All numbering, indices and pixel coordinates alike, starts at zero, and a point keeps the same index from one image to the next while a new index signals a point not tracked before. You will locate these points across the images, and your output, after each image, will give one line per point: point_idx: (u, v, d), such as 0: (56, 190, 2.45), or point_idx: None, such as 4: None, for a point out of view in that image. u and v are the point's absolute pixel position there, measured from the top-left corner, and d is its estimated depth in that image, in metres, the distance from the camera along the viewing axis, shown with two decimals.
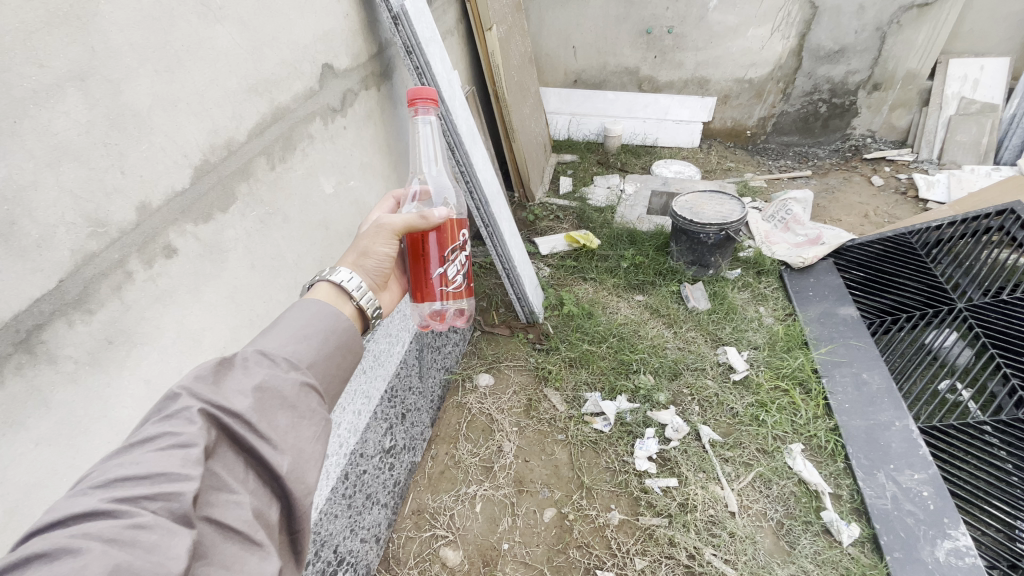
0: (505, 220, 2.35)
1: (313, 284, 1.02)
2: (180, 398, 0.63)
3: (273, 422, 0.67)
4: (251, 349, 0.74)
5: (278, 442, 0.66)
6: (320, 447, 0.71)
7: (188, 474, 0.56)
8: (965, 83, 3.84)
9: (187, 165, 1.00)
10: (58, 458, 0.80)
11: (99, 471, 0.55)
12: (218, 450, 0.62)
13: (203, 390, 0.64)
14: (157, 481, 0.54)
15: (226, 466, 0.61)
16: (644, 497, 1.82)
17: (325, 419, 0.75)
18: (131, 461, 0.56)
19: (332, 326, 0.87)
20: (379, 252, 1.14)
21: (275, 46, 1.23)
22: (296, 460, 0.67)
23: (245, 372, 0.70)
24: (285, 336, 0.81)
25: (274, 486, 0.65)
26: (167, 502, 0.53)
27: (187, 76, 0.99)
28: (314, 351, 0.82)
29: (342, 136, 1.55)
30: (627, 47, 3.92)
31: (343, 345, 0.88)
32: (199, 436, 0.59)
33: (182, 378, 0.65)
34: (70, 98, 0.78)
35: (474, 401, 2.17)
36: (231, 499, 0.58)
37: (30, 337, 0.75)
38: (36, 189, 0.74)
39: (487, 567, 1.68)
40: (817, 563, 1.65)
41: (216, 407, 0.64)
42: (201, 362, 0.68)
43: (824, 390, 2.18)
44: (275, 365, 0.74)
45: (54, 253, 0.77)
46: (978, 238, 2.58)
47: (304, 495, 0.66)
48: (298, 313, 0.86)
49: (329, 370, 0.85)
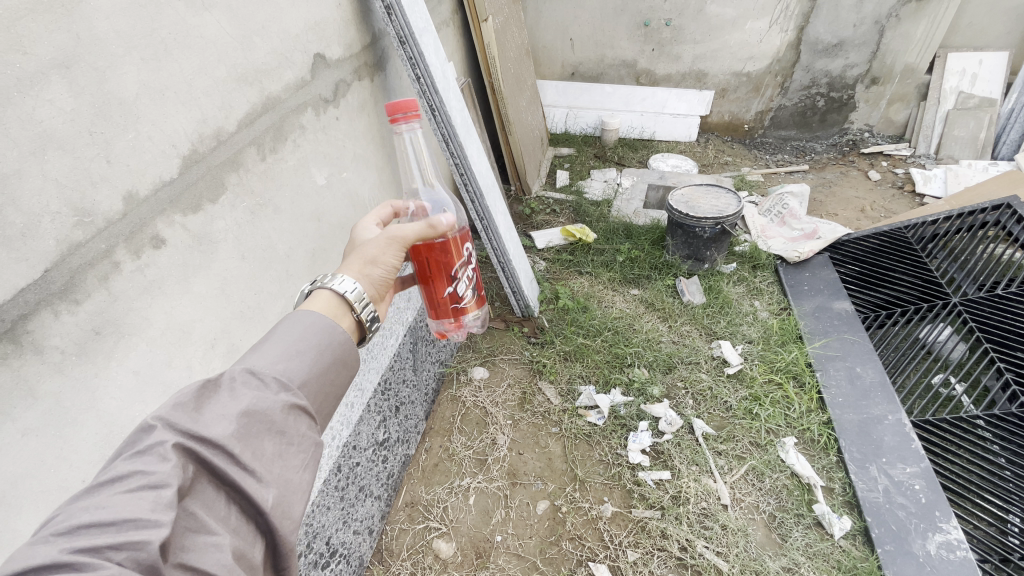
0: (500, 215, 2.33)
1: (315, 291, 0.98)
2: (155, 431, 0.61)
3: (256, 452, 0.66)
4: (237, 370, 0.72)
5: (262, 474, 0.65)
6: (307, 475, 0.70)
7: (159, 520, 0.54)
8: (963, 78, 3.83)
9: (175, 155, 0.99)
10: (45, 450, 0.80)
11: (64, 516, 0.53)
12: (197, 487, 0.60)
13: (181, 421, 0.63)
14: (125, 528, 0.52)
15: (204, 504, 0.60)
16: (637, 490, 1.82)
17: (313, 443, 0.74)
18: (98, 505, 0.54)
19: (325, 341, 0.85)
20: (385, 260, 1.08)
21: (265, 35, 1.22)
22: (281, 492, 0.66)
23: (229, 397, 0.69)
24: (276, 352, 0.79)
25: (257, 522, 0.64)
26: (133, 552, 0.51)
27: (175, 65, 0.97)
28: (306, 368, 0.81)
29: (335, 128, 1.54)
30: (625, 39, 3.89)
31: (336, 361, 0.86)
32: (172, 475, 0.57)
33: (160, 408, 0.63)
34: (54, 85, 0.77)
35: (469, 393, 2.17)
36: (209, 542, 0.57)
37: (15, 327, 0.75)
38: (20, 177, 0.73)
39: (480, 559, 1.68)
40: (809, 555, 1.66)
41: (194, 440, 0.62)
42: (183, 388, 0.67)
43: (818, 383, 2.18)
44: (262, 388, 0.72)
45: (40, 242, 0.77)
46: (973, 232, 2.57)
47: (289, 530, 0.66)
48: (291, 327, 0.84)
49: (323, 387, 0.83)
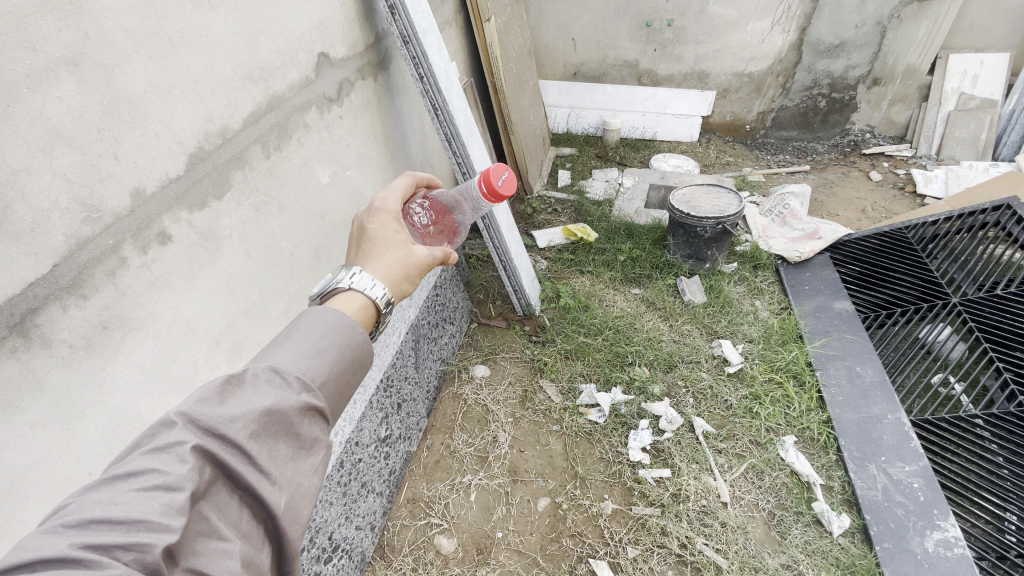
0: (502, 213, 2.34)
1: (349, 292, 0.96)
2: (175, 428, 0.60)
3: (271, 455, 0.65)
4: (260, 368, 0.71)
5: (277, 477, 0.64)
6: (319, 479, 0.70)
7: (168, 525, 0.54)
8: (965, 79, 3.84)
9: (182, 152, 1.00)
10: (53, 442, 0.81)
11: (75, 507, 0.53)
12: (211, 489, 0.60)
13: (202, 419, 0.62)
14: (134, 529, 0.52)
15: (217, 508, 0.59)
16: (637, 488, 1.83)
17: (326, 446, 0.74)
18: (109, 500, 0.54)
19: (347, 340, 0.84)
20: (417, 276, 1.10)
21: (270, 34, 1.23)
22: (293, 498, 0.65)
23: (250, 395, 0.68)
24: (298, 349, 0.78)
25: (266, 526, 0.63)
26: (141, 554, 0.51)
27: (182, 63, 0.99)
28: (327, 367, 0.79)
29: (339, 126, 1.55)
30: (627, 39, 3.90)
31: (355, 361, 0.84)
32: (187, 479, 0.57)
33: (183, 403, 0.63)
34: (63, 82, 0.78)
35: (470, 391, 2.18)
36: (219, 548, 0.56)
37: (24, 321, 0.76)
38: (30, 173, 0.74)
39: (480, 555, 1.69)
40: (808, 552, 1.67)
41: (212, 439, 0.62)
42: (205, 384, 0.66)
43: (818, 382, 2.19)
44: (283, 388, 0.71)
45: (48, 237, 0.78)
46: (973, 233, 2.58)
47: (298, 535, 0.65)
48: (313, 324, 0.83)
49: (341, 386, 0.82)
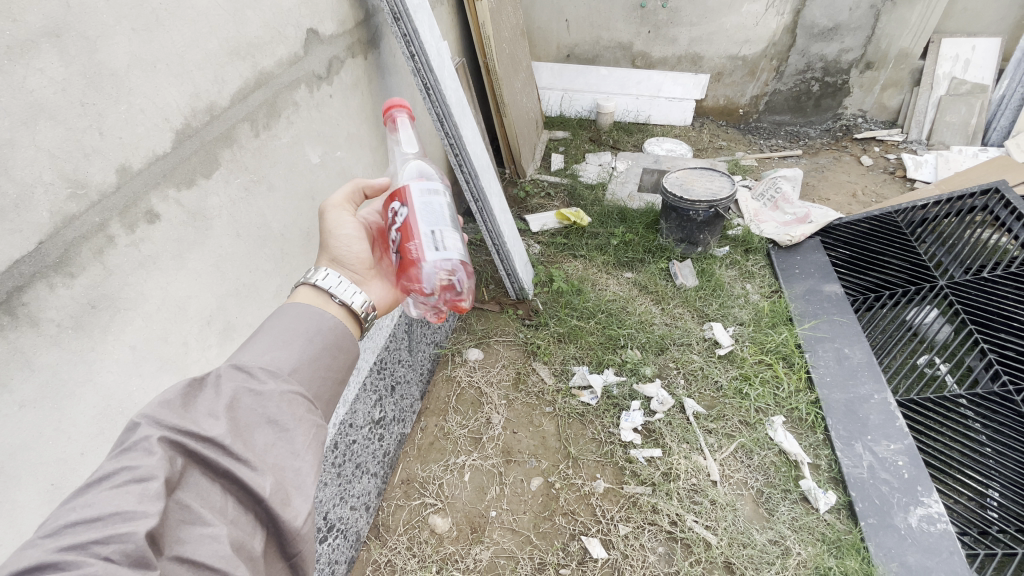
0: (494, 195, 2.33)
1: (296, 288, 0.99)
2: (140, 428, 0.60)
3: (248, 442, 0.66)
4: (224, 365, 0.72)
5: (258, 462, 0.64)
6: (310, 458, 0.70)
7: (146, 511, 0.53)
8: (957, 63, 3.82)
9: (168, 128, 0.98)
10: (43, 422, 0.80)
11: (53, 517, 0.53)
12: (188, 479, 0.60)
13: (166, 417, 0.62)
14: (111, 522, 0.52)
15: (197, 496, 0.59)
16: (629, 467, 1.86)
17: (314, 425, 0.74)
18: (84, 503, 0.54)
19: (316, 329, 0.86)
20: (338, 233, 1.15)
21: (257, 7, 1.20)
22: (279, 480, 0.65)
23: (216, 392, 0.69)
24: (262, 345, 0.79)
25: (257, 510, 0.63)
26: (122, 544, 0.51)
27: (167, 36, 0.96)
28: (297, 357, 0.81)
29: (328, 105, 1.53)
30: (621, 21, 3.86)
31: (330, 347, 0.86)
32: (158, 468, 0.57)
33: (145, 406, 0.63)
34: (45, 54, 0.76)
35: (464, 373, 2.19)
36: (205, 534, 0.56)
37: (11, 299, 0.74)
38: (12, 148, 0.72)
39: (474, 533, 1.72)
40: (795, 528, 1.71)
41: (181, 433, 0.62)
42: (168, 387, 0.66)
43: (807, 363, 2.22)
44: (251, 378, 0.73)
45: (33, 214, 0.76)
46: (962, 217, 2.63)
47: (293, 514, 0.64)
48: (279, 320, 0.85)
49: (319, 371, 0.83)
